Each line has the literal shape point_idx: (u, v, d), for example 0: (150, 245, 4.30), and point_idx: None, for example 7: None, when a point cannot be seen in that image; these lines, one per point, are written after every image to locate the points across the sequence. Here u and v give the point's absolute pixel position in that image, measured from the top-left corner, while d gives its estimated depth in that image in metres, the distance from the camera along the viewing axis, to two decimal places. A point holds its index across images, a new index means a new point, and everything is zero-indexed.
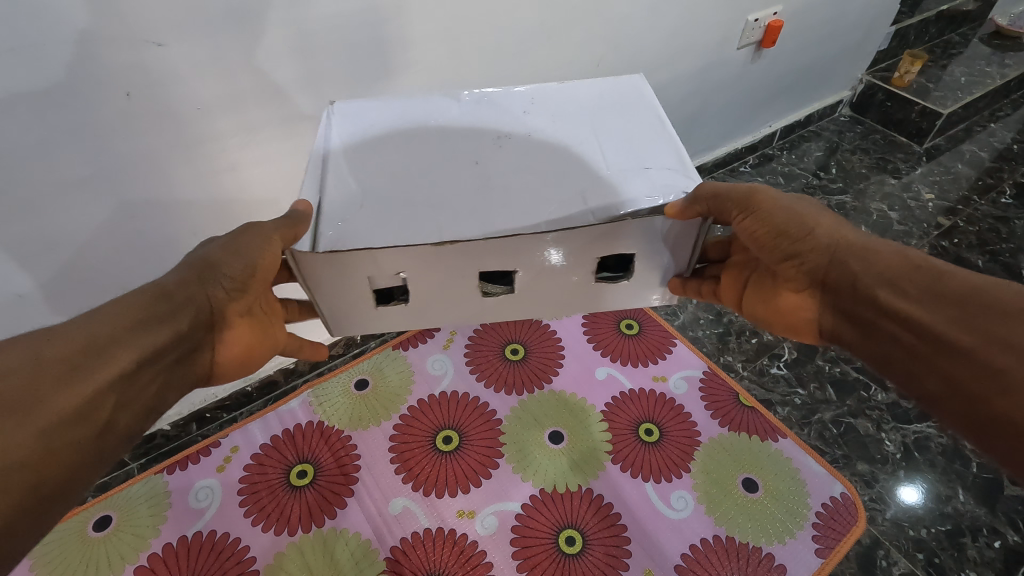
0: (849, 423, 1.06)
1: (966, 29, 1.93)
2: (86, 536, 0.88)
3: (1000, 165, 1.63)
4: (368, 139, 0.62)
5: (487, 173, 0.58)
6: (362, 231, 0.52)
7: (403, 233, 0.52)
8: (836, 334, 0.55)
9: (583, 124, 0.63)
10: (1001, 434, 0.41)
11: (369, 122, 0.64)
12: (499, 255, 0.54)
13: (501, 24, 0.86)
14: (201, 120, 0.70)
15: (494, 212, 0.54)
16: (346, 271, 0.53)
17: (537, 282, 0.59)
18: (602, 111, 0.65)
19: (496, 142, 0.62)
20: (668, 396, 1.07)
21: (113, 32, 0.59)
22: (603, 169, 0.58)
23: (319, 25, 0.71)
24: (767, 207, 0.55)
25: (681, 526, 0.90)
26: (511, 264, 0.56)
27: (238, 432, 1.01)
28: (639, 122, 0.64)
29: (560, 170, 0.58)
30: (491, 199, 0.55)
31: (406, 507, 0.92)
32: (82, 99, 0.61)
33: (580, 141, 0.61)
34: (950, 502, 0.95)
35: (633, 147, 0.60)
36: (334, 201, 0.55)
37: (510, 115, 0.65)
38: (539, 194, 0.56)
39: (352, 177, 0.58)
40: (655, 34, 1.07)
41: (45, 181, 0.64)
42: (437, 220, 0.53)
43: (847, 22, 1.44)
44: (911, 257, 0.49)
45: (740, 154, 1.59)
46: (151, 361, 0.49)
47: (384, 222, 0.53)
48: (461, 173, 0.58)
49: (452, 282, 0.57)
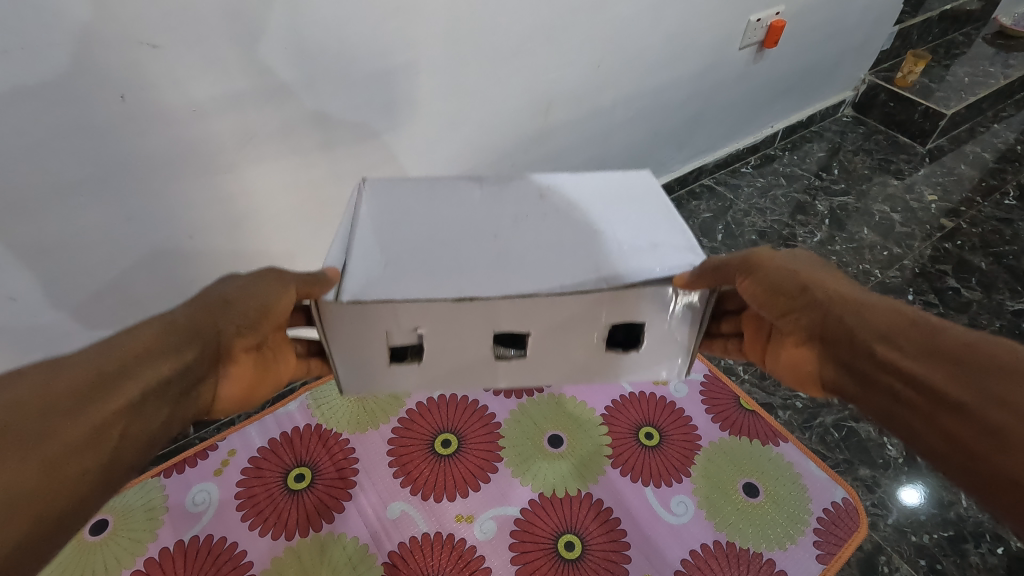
0: (850, 427, 1.05)
1: (969, 29, 1.92)
2: (81, 540, 0.87)
3: (1003, 166, 1.62)
4: (390, 213, 0.61)
5: (503, 246, 0.57)
6: (383, 281, 0.52)
7: (423, 288, 0.51)
8: (838, 386, 0.52)
9: (591, 204, 0.63)
10: (985, 477, 0.41)
11: (396, 201, 0.63)
12: (514, 314, 0.53)
13: (501, 23, 0.85)
14: (196, 122, 0.69)
15: (511, 273, 0.53)
16: (367, 326, 0.52)
17: (550, 344, 0.56)
18: (609, 194, 0.65)
19: (514, 222, 0.60)
20: (669, 398, 1.07)
21: (109, 32, 0.59)
22: (611, 245, 0.57)
23: (318, 25, 0.70)
24: (766, 268, 0.53)
25: (681, 530, 0.89)
26: (526, 324, 0.54)
27: (236, 435, 1.00)
28: (645, 206, 0.64)
29: (573, 245, 0.57)
30: (509, 267, 0.54)
31: (404, 511, 0.91)
32: (77, 100, 0.61)
33: (591, 218, 0.61)
34: (952, 507, 0.95)
35: (640, 226, 0.60)
36: (355, 260, 0.55)
37: (529, 200, 0.63)
38: (552, 262, 0.55)
39: (374, 244, 0.57)
40: (657, 32, 1.06)
41: (39, 184, 0.64)
42: (454, 278, 0.53)
43: (850, 21, 1.43)
44: (908, 314, 0.48)
45: (741, 155, 1.58)
46: (159, 391, 0.47)
47: (405, 279, 0.52)
48: (482, 248, 0.57)
49: (467, 345, 0.56)
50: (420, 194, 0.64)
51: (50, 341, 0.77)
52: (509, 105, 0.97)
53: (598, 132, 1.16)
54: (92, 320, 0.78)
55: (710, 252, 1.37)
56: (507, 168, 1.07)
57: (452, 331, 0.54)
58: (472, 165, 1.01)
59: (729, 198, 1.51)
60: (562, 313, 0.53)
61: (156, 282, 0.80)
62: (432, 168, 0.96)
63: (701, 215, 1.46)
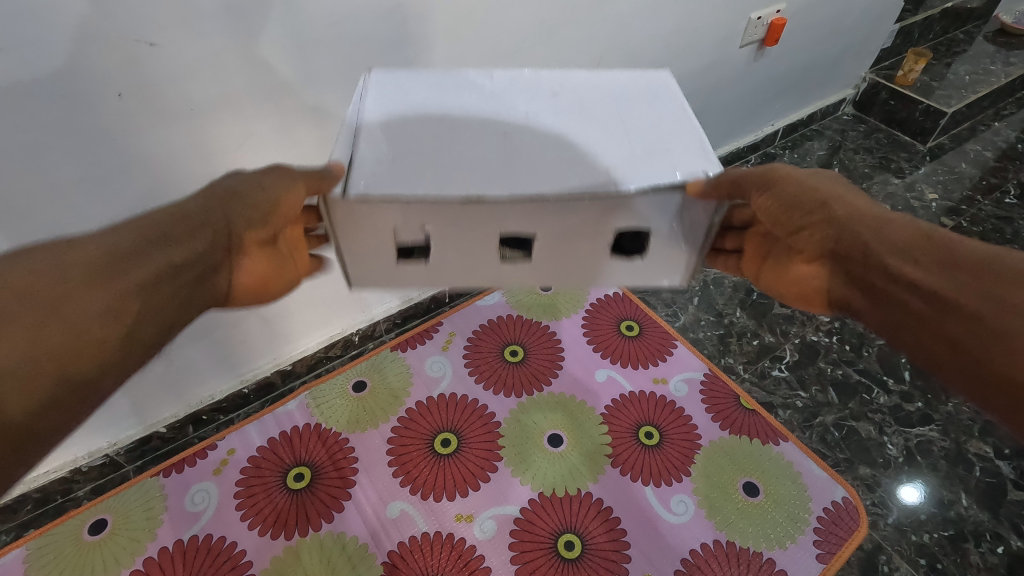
0: (850, 426, 1.04)
1: (970, 27, 1.92)
2: (81, 539, 0.87)
3: (1004, 165, 1.61)
4: (402, 105, 0.57)
5: (514, 144, 0.53)
6: (390, 174, 0.50)
7: (430, 183, 0.49)
8: (846, 299, 0.52)
9: (596, 103, 0.58)
10: (988, 380, 0.41)
11: (404, 91, 0.59)
12: (521, 214, 0.51)
13: (500, 21, 0.85)
14: (194, 120, 0.69)
15: (519, 171, 0.51)
16: (374, 226, 0.51)
17: (555, 248, 0.55)
18: (618, 94, 0.60)
19: (522, 116, 0.56)
20: (668, 398, 1.06)
21: (106, 30, 0.58)
22: (612, 148, 0.53)
23: (317, 22, 0.70)
24: (784, 182, 0.52)
25: (681, 530, 0.89)
26: (532, 225, 0.52)
27: (235, 434, 1.00)
28: (659, 108, 0.58)
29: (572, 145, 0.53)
30: (517, 162, 0.51)
31: (403, 511, 0.91)
32: (74, 98, 0.60)
33: (591, 120, 0.56)
34: (952, 507, 0.94)
35: (650, 129, 0.55)
36: (362, 153, 0.51)
37: (532, 97, 0.59)
38: (554, 161, 0.52)
39: (380, 135, 0.53)
40: (657, 30, 1.06)
41: (37, 182, 0.63)
42: (460, 174, 0.50)
43: (851, 19, 1.43)
44: (923, 229, 0.47)
45: (741, 153, 1.57)
46: (170, 277, 0.46)
47: (410, 172, 0.50)
48: (488, 142, 0.53)
49: (472, 246, 0.54)
50: (430, 85, 0.60)
51: None
52: None
53: None
54: None
55: None
56: None
57: (459, 230, 0.52)
58: None
59: None
60: (568, 215, 0.51)
61: None
62: None
63: None
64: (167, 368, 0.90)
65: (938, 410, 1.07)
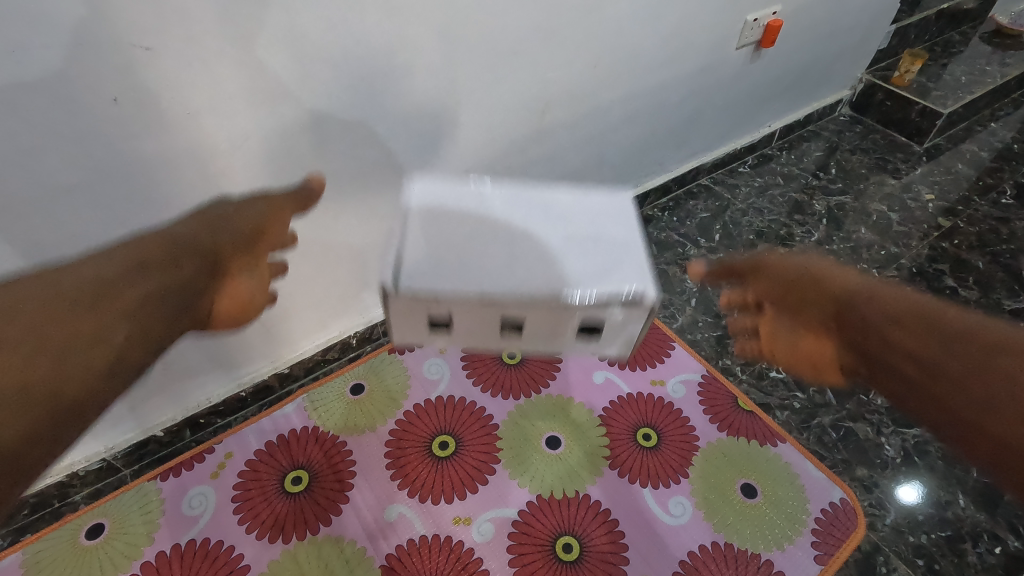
0: (848, 427, 1.04)
1: (966, 28, 1.92)
2: (78, 543, 0.87)
3: (1000, 165, 1.62)
4: (450, 210, 0.47)
5: (513, 239, 0.45)
6: (440, 273, 0.42)
7: (464, 274, 0.42)
8: (853, 369, 0.57)
9: (574, 219, 0.47)
10: (993, 442, 0.49)
11: (463, 192, 0.49)
12: (519, 302, 0.42)
13: (497, 24, 0.85)
14: (191, 123, 0.69)
15: (526, 257, 0.44)
16: (418, 312, 0.43)
17: (529, 328, 0.45)
18: (604, 216, 0.48)
19: (524, 234, 0.46)
20: (667, 399, 1.06)
21: (103, 34, 0.58)
22: (564, 268, 0.44)
23: (313, 26, 0.70)
24: (775, 269, 0.57)
25: (679, 531, 0.89)
26: (523, 313, 0.43)
27: (233, 437, 1.00)
28: (627, 232, 0.46)
29: (528, 257, 0.44)
30: (516, 265, 0.43)
31: (401, 513, 0.91)
32: (70, 102, 0.60)
33: (554, 233, 0.46)
34: (949, 507, 0.94)
35: (607, 250, 0.45)
36: (410, 254, 0.43)
37: (536, 210, 0.48)
38: (532, 263, 0.44)
39: (425, 239, 0.44)
40: (654, 33, 1.06)
41: (35, 186, 0.63)
42: (484, 281, 0.42)
43: (848, 21, 1.43)
44: (914, 305, 0.56)
45: (739, 154, 1.58)
46: (162, 299, 0.47)
47: (446, 275, 0.42)
48: (503, 252, 0.44)
49: (483, 328, 0.45)
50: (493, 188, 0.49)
51: None
52: (506, 106, 0.97)
53: (595, 132, 1.16)
54: None
55: (708, 252, 1.37)
56: (504, 168, 1.07)
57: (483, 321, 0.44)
58: (468, 166, 1.01)
59: (727, 197, 1.51)
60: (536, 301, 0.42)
61: None
62: (429, 168, 0.96)
63: (699, 216, 1.46)
64: (164, 370, 0.90)
65: None
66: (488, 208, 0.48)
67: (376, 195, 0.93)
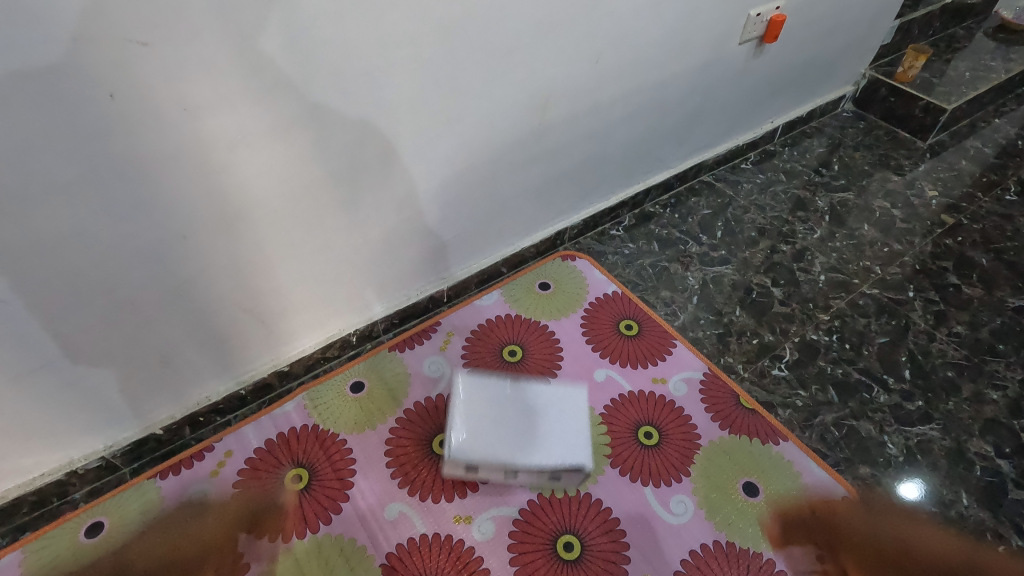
0: (851, 425, 1.04)
1: (970, 23, 1.91)
2: (78, 542, 0.87)
3: (1004, 161, 1.61)
4: (479, 432, 0.95)
5: (517, 456, 0.93)
6: (484, 450, 0.93)
7: (506, 461, 0.92)
8: None
9: (539, 411, 0.99)
10: None
11: (478, 407, 0.99)
12: (526, 472, 0.92)
13: (497, 19, 0.84)
14: (188, 120, 0.68)
15: (521, 452, 0.94)
16: (470, 462, 0.92)
17: (520, 472, 0.92)
18: (551, 404, 1.01)
19: (517, 412, 0.99)
20: (668, 397, 1.06)
21: (98, 30, 0.58)
22: (544, 450, 0.94)
23: (311, 22, 0.69)
24: None
25: (680, 530, 0.89)
26: (521, 472, 0.92)
27: (232, 435, 1.00)
28: (572, 406, 1.01)
29: (523, 441, 0.95)
30: (519, 445, 0.94)
31: (402, 512, 0.90)
32: (65, 98, 0.60)
33: (534, 430, 0.97)
34: (952, 506, 0.94)
35: (562, 433, 0.97)
36: (465, 437, 0.94)
37: (521, 398, 1.01)
38: (523, 449, 0.94)
39: (472, 427, 0.96)
40: (655, 29, 1.05)
41: (31, 184, 0.63)
42: (514, 457, 0.93)
43: (851, 16, 1.42)
44: None
45: (740, 151, 1.57)
46: None
47: (494, 443, 0.94)
48: (512, 424, 0.97)
49: (495, 472, 0.93)
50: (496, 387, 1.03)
51: (43, 344, 0.75)
52: (507, 103, 0.96)
53: (596, 128, 1.15)
54: (88, 323, 0.77)
55: (709, 249, 1.36)
56: (504, 165, 1.06)
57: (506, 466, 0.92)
58: (468, 163, 1.00)
59: (728, 194, 1.50)
60: (524, 476, 0.93)
61: (151, 280, 0.79)
62: (430, 164, 0.95)
63: (701, 212, 1.45)
64: (164, 368, 0.90)
65: (938, 409, 1.06)
66: (497, 406, 0.99)
67: (376, 193, 0.93)
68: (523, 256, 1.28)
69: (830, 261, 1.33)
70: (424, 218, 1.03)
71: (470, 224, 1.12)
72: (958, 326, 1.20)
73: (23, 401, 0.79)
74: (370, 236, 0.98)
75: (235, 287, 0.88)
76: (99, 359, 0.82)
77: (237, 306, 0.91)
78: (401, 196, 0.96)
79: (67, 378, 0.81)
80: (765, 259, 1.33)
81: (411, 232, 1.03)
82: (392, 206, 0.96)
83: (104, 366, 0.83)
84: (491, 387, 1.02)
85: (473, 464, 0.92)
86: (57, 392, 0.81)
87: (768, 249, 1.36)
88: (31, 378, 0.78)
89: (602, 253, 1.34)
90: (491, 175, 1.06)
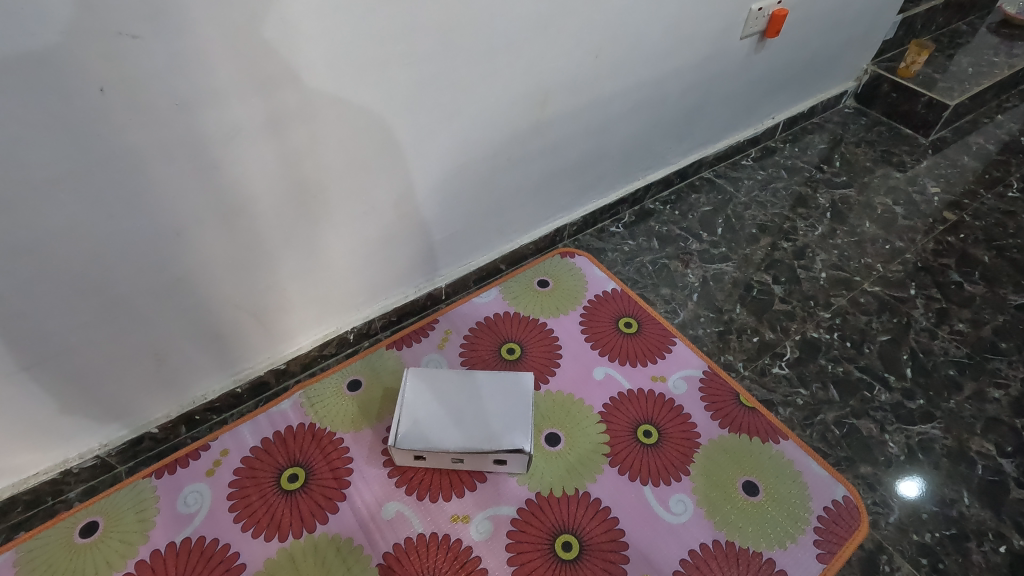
0: (852, 424, 1.03)
1: (973, 18, 1.89)
2: (72, 542, 0.86)
3: (1006, 158, 1.59)
4: (422, 417, 0.91)
5: (457, 440, 0.88)
6: (425, 437, 0.89)
7: (447, 444, 0.88)
8: None
9: (483, 394, 0.93)
10: None
11: (428, 388, 0.94)
12: (466, 453, 0.88)
13: (495, 13, 0.83)
14: (181, 116, 0.67)
15: (462, 436, 0.89)
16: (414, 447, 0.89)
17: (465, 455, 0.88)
18: (498, 388, 0.94)
19: (463, 397, 0.93)
20: (668, 396, 1.05)
21: (87, 23, 0.56)
22: (484, 434, 0.89)
23: (304, 16, 0.68)
24: None
25: (680, 529, 0.88)
26: (462, 454, 0.88)
27: (228, 434, 0.99)
28: (518, 389, 0.93)
29: (465, 426, 0.90)
30: (459, 431, 0.89)
31: (399, 511, 0.90)
32: (54, 93, 0.59)
33: (475, 414, 0.91)
34: (954, 505, 0.93)
35: (506, 415, 0.91)
36: (407, 424, 0.90)
37: (470, 382, 0.95)
38: (463, 435, 0.89)
39: (414, 413, 0.91)
40: (656, 24, 1.04)
41: (20, 181, 0.62)
42: (452, 442, 0.88)
43: (854, 11, 1.41)
44: None
45: (742, 147, 1.56)
46: None
47: (434, 431, 0.90)
48: (456, 407, 0.91)
49: (438, 454, 0.89)
50: (447, 373, 0.96)
51: (35, 342, 0.74)
52: (506, 98, 0.95)
53: (595, 123, 1.14)
54: (82, 319, 0.76)
55: (709, 246, 1.35)
56: (503, 161, 1.05)
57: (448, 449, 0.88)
58: (466, 159, 0.99)
59: (729, 190, 1.49)
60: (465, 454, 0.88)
61: (145, 278, 0.78)
62: (427, 159, 0.94)
63: (701, 209, 1.44)
64: (159, 366, 0.89)
65: (940, 408, 1.05)
66: (443, 391, 0.94)
67: (374, 189, 0.92)
68: (522, 253, 1.27)
69: (832, 259, 1.32)
70: (422, 215, 1.02)
71: (468, 221, 1.11)
72: (960, 325, 1.19)
73: (17, 400, 0.78)
74: (368, 233, 0.97)
75: (232, 283, 0.87)
76: (95, 358, 0.81)
77: (234, 303, 0.90)
78: (398, 193, 0.95)
79: (62, 375, 0.80)
80: (766, 257, 1.32)
81: (408, 230, 1.02)
82: (390, 203, 0.96)
83: (98, 364, 0.82)
84: (443, 382, 0.95)
85: (418, 452, 0.89)
86: (52, 389, 0.80)
87: (769, 246, 1.35)
88: (25, 377, 0.77)
89: (602, 250, 1.33)
90: (489, 171, 1.04)
